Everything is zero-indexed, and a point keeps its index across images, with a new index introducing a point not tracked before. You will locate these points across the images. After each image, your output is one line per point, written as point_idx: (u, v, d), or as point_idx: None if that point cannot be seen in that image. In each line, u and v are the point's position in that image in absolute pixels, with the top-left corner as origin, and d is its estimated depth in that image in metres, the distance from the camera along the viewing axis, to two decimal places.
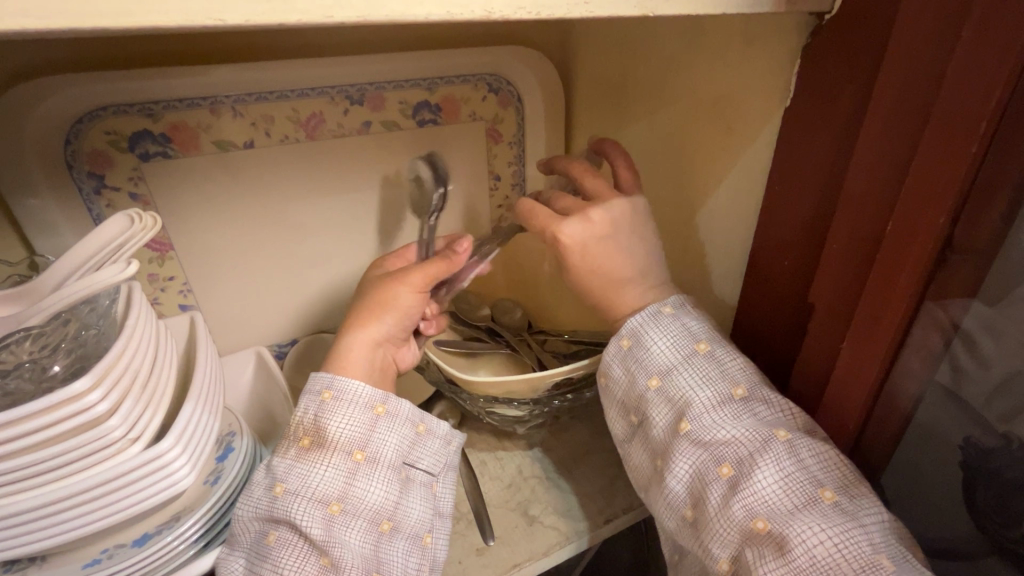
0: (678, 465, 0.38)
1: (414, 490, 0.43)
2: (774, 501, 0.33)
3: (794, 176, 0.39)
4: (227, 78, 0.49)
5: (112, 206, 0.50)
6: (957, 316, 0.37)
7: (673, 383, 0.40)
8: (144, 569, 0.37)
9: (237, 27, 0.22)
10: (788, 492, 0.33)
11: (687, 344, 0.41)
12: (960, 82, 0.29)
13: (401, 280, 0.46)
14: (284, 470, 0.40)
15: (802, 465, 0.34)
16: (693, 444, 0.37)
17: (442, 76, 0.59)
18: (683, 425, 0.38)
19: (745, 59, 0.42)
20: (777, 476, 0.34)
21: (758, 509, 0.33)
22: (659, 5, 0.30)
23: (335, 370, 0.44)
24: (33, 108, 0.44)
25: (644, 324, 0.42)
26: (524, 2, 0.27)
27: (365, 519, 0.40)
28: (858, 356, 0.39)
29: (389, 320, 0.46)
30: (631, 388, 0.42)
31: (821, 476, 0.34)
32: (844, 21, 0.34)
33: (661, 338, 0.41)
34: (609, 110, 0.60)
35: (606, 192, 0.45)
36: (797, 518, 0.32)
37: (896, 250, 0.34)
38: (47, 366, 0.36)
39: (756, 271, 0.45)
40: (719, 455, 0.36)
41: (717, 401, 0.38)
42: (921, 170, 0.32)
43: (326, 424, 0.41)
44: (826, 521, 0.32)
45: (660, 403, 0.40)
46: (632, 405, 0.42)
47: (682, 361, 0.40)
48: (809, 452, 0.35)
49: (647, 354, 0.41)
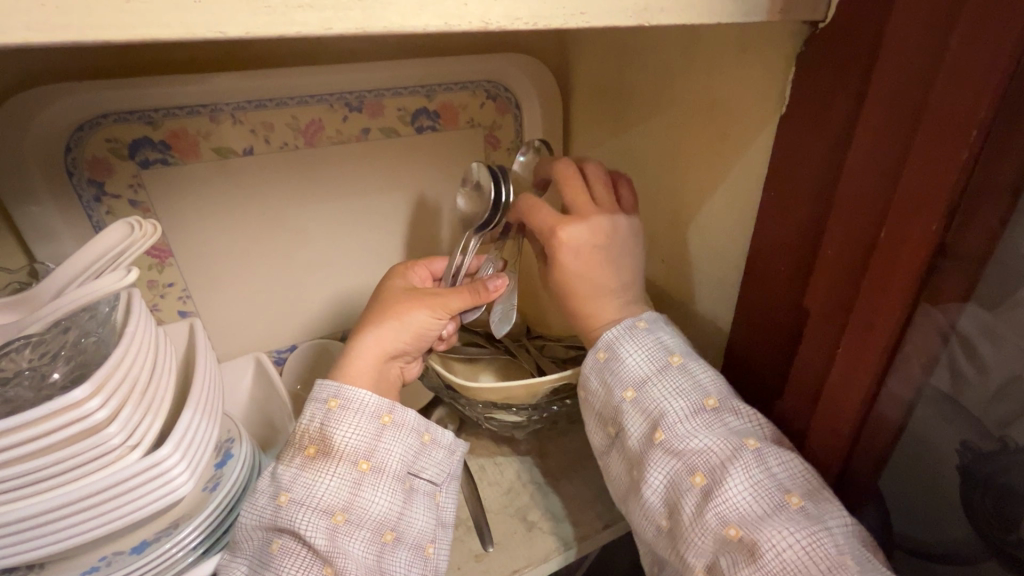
0: (652, 475, 0.37)
1: (418, 500, 0.43)
2: (747, 508, 0.33)
3: (789, 182, 0.40)
4: (227, 86, 0.49)
5: (112, 213, 0.50)
6: (953, 321, 0.37)
7: (646, 394, 0.39)
8: (156, 570, 0.38)
9: (237, 39, 0.22)
10: (759, 499, 0.34)
11: (661, 356, 0.41)
12: (952, 90, 0.29)
13: (429, 301, 0.47)
14: (289, 479, 0.40)
15: (770, 473, 0.35)
16: (667, 454, 0.37)
17: (441, 83, 0.59)
18: (656, 434, 0.38)
19: (740, 66, 0.42)
20: (748, 484, 0.34)
21: (729, 516, 0.33)
22: (655, 14, 0.30)
23: (341, 380, 0.44)
24: (34, 116, 0.44)
25: (620, 337, 0.42)
26: (521, 13, 0.27)
27: (368, 530, 0.40)
28: (852, 361, 0.39)
29: (405, 337, 0.47)
30: (605, 399, 0.42)
31: (788, 482, 0.35)
32: (837, 29, 0.35)
33: (634, 349, 0.41)
34: (606, 116, 0.60)
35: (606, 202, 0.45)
36: (767, 524, 0.33)
37: (889, 256, 0.34)
38: (47, 373, 0.36)
39: (752, 276, 0.45)
40: (692, 464, 0.36)
41: (691, 411, 0.38)
42: (913, 177, 0.32)
43: (332, 433, 0.41)
44: (795, 526, 0.32)
45: (634, 413, 0.40)
46: (607, 415, 0.42)
47: (656, 373, 0.40)
48: (777, 460, 0.36)
49: (622, 366, 0.41)
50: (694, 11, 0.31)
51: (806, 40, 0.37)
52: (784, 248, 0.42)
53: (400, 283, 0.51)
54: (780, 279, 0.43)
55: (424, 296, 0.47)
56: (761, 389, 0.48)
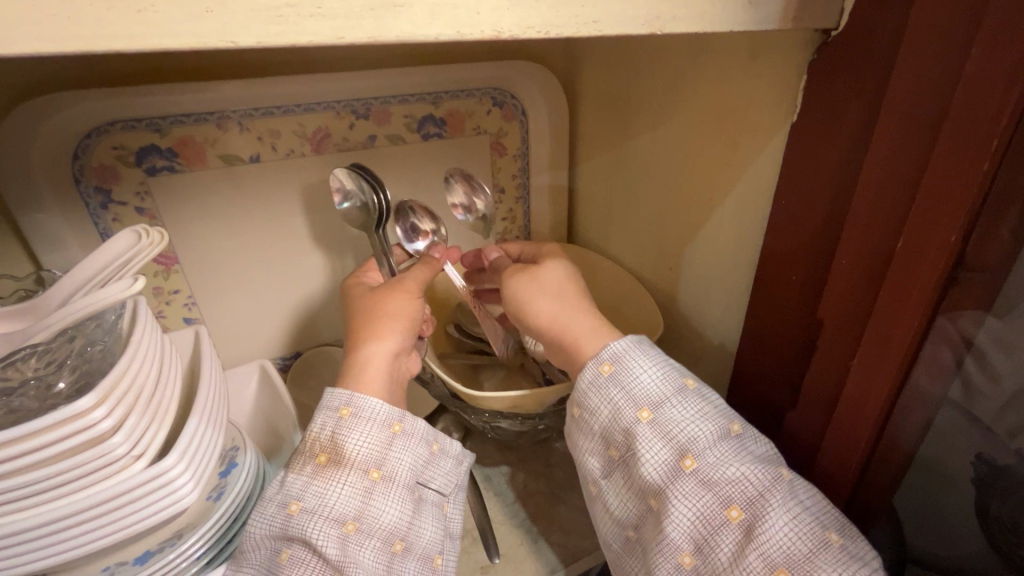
0: (678, 508, 0.35)
1: (427, 510, 0.43)
2: (793, 548, 0.32)
3: (801, 195, 0.39)
4: (233, 94, 0.49)
5: (119, 220, 0.50)
6: (969, 331, 0.36)
7: (667, 418, 0.38)
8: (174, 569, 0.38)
9: (250, 48, 0.22)
10: (802, 537, 0.33)
11: (676, 378, 0.40)
12: (969, 99, 0.29)
13: (399, 294, 0.48)
14: (300, 487, 0.39)
15: (804, 507, 0.34)
16: (698, 484, 0.35)
17: (447, 91, 0.59)
18: (686, 463, 0.36)
19: (750, 74, 0.42)
20: (789, 519, 0.33)
21: (776, 558, 0.32)
22: (666, 23, 0.30)
23: (353, 388, 0.44)
24: (43, 122, 0.44)
25: (629, 351, 0.41)
26: (533, 21, 0.27)
27: (378, 539, 0.39)
28: (869, 374, 0.38)
29: (400, 330, 0.47)
30: (616, 420, 0.39)
31: (824, 518, 0.34)
32: (848, 39, 0.34)
33: (648, 368, 0.40)
34: (612, 123, 0.60)
35: (569, 295, 0.46)
36: (816, 564, 0.32)
37: (907, 268, 0.34)
38: (53, 383, 0.36)
39: (764, 286, 0.45)
40: (727, 497, 0.35)
41: (716, 437, 0.37)
42: (930, 189, 0.32)
43: (343, 441, 0.41)
44: (844, 565, 0.32)
45: (653, 439, 0.37)
46: (615, 439, 0.40)
47: (673, 394, 0.39)
48: (807, 494, 0.36)
49: (636, 384, 0.39)
50: (706, 19, 0.31)
51: (818, 48, 0.36)
52: (797, 256, 0.41)
53: (362, 292, 0.50)
54: (793, 287, 0.42)
55: (395, 284, 0.49)
56: (772, 398, 0.47)
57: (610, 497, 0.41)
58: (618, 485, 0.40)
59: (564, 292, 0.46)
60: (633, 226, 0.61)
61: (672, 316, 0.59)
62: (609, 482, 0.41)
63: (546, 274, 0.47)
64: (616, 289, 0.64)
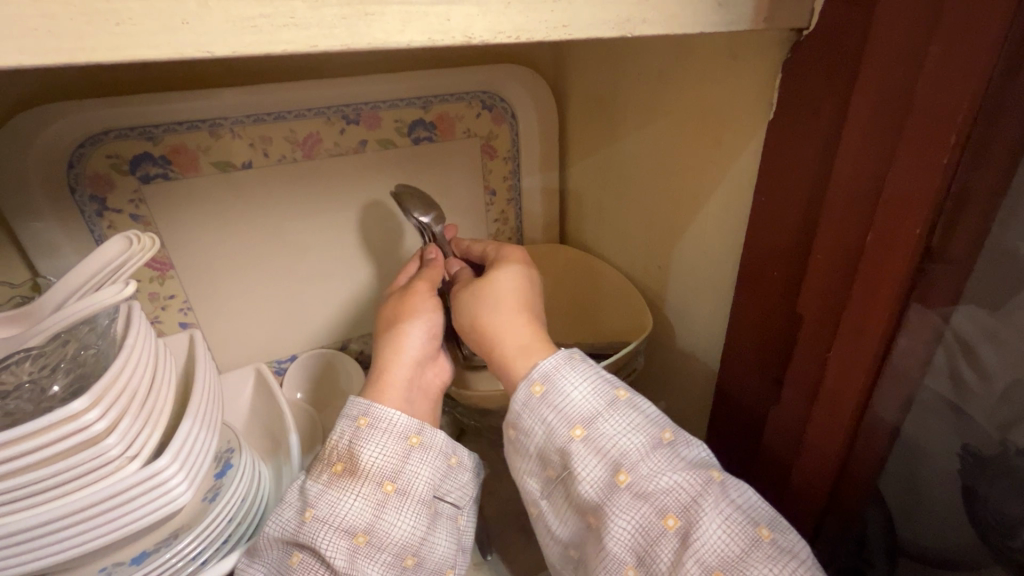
0: (617, 522, 0.36)
1: (441, 525, 0.43)
2: (726, 550, 0.33)
3: (778, 190, 0.40)
4: (226, 102, 0.50)
5: (112, 227, 0.51)
6: (947, 321, 0.37)
7: (599, 432, 0.38)
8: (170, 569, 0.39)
9: (224, 58, 0.22)
10: (734, 537, 0.34)
11: (607, 391, 0.40)
12: (929, 97, 0.30)
13: (410, 308, 0.48)
14: (315, 496, 0.40)
15: (737, 506, 0.36)
16: (633, 498, 0.36)
17: (436, 94, 0.60)
18: (620, 478, 0.36)
19: (731, 73, 0.43)
20: (721, 521, 0.34)
21: (711, 561, 0.33)
22: (637, 25, 0.31)
23: (373, 398, 0.44)
24: (38, 133, 0.45)
25: (559, 366, 0.40)
26: (503, 26, 0.28)
27: (389, 554, 0.39)
28: (844, 365, 0.39)
29: (421, 343, 0.47)
30: (550, 441, 0.39)
31: (756, 515, 0.36)
32: (820, 37, 0.35)
33: (578, 383, 0.40)
34: (600, 125, 0.61)
35: (506, 315, 0.45)
36: (750, 562, 0.33)
37: (877, 263, 0.35)
38: (47, 386, 0.38)
39: (745, 283, 0.45)
40: (664, 506, 0.35)
41: (649, 447, 0.37)
42: (897, 183, 0.32)
43: (359, 451, 0.41)
44: (776, 561, 0.33)
45: (587, 455, 0.38)
46: (552, 460, 0.40)
47: (605, 408, 0.39)
48: (739, 493, 0.37)
49: (567, 401, 0.39)
50: (676, 21, 0.32)
51: (792, 47, 0.37)
52: (777, 253, 0.41)
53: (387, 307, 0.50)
54: (772, 284, 0.43)
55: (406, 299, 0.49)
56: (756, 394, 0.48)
57: (553, 517, 0.41)
58: (559, 505, 0.40)
59: (507, 313, 0.45)
60: (623, 227, 0.62)
61: (662, 314, 0.59)
62: (550, 502, 0.41)
63: (494, 288, 0.47)
64: (608, 288, 0.65)
